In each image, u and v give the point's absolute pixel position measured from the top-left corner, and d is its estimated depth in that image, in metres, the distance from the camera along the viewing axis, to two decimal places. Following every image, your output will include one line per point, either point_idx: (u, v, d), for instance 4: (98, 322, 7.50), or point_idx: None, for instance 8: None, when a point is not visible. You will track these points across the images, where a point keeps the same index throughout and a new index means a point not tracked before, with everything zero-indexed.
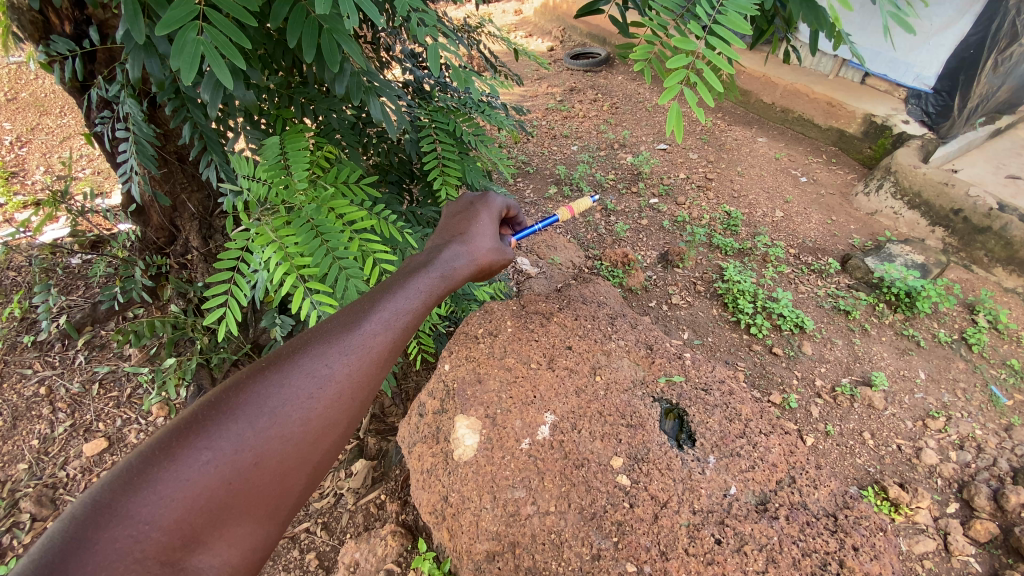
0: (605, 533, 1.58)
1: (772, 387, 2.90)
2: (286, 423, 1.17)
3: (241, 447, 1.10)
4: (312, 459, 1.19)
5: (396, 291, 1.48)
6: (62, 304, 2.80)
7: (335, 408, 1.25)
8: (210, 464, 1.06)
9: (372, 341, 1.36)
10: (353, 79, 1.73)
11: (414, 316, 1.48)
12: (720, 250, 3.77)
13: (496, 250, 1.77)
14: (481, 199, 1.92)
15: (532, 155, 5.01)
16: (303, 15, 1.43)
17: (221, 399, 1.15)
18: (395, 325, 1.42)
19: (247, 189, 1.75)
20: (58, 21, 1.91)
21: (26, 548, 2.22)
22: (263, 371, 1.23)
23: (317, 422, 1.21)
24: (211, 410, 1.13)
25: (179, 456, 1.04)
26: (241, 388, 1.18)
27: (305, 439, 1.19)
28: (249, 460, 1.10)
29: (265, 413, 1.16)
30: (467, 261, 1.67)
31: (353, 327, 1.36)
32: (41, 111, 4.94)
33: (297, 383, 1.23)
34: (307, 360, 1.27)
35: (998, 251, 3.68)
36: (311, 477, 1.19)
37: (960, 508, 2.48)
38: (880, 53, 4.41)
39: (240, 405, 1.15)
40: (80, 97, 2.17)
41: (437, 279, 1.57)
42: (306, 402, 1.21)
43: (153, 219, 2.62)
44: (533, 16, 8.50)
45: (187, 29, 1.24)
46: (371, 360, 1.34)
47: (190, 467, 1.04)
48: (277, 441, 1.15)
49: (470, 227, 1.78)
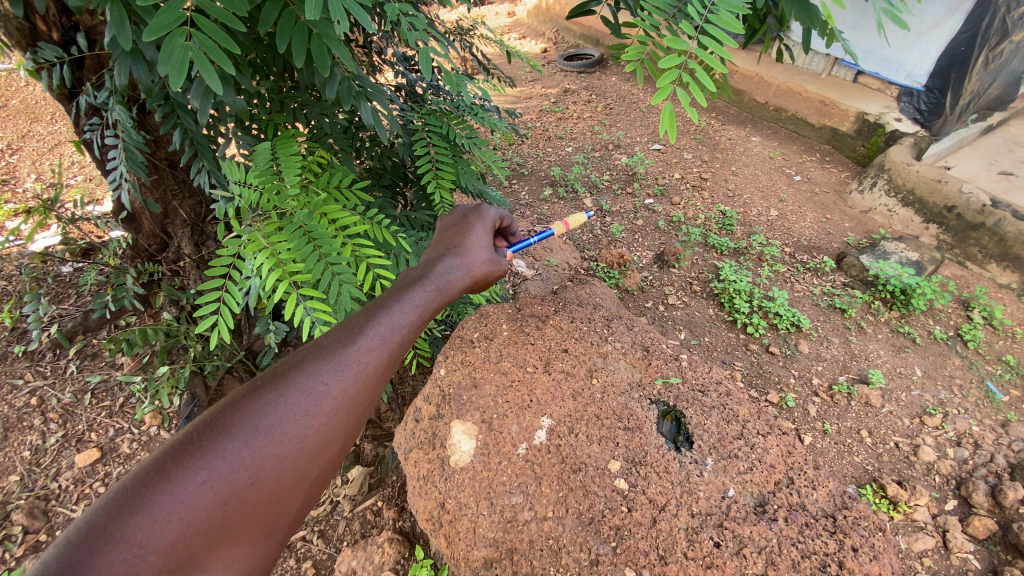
0: (604, 537, 1.57)
1: (770, 386, 2.90)
2: (282, 442, 1.16)
3: (237, 466, 1.09)
4: (310, 476, 1.18)
5: (391, 306, 1.47)
6: (53, 314, 2.79)
7: (332, 424, 1.24)
8: (206, 484, 1.04)
9: (368, 357, 1.35)
10: (343, 84, 1.71)
11: (410, 330, 1.46)
12: (715, 250, 3.77)
13: (492, 261, 1.76)
14: (474, 211, 1.89)
15: (527, 157, 5.00)
16: (292, 20, 1.41)
17: (217, 419, 1.14)
18: (391, 339, 1.41)
19: (239, 195, 1.73)
20: (45, 29, 1.88)
21: (18, 562, 2.19)
22: (259, 390, 1.22)
23: (314, 439, 1.20)
24: (206, 430, 1.12)
25: (174, 477, 1.03)
26: (237, 407, 1.17)
27: (302, 456, 1.17)
28: (246, 479, 1.09)
29: (261, 431, 1.15)
30: (462, 273, 1.65)
31: (348, 343, 1.35)
32: (32, 118, 4.90)
33: (293, 401, 1.21)
34: (303, 378, 1.26)
35: (992, 247, 3.69)
36: (309, 495, 1.18)
37: (958, 505, 2.48)
38: (873, 51, 4.48)
39: (236, 424, 1.14)
40: (68, 105, 2.15)
41: (433, 292, 1.55)
42: (302, 419, 1.20)
43: (144, 226, 2.59)
44: (526, 18, 8.50)
45: (176, 35, 1.23)
46: (367, 376, 1.33)
47: (186, 488, 1.02)
48: (273, 459, 1.13)
49: (464, 239, 1.77)
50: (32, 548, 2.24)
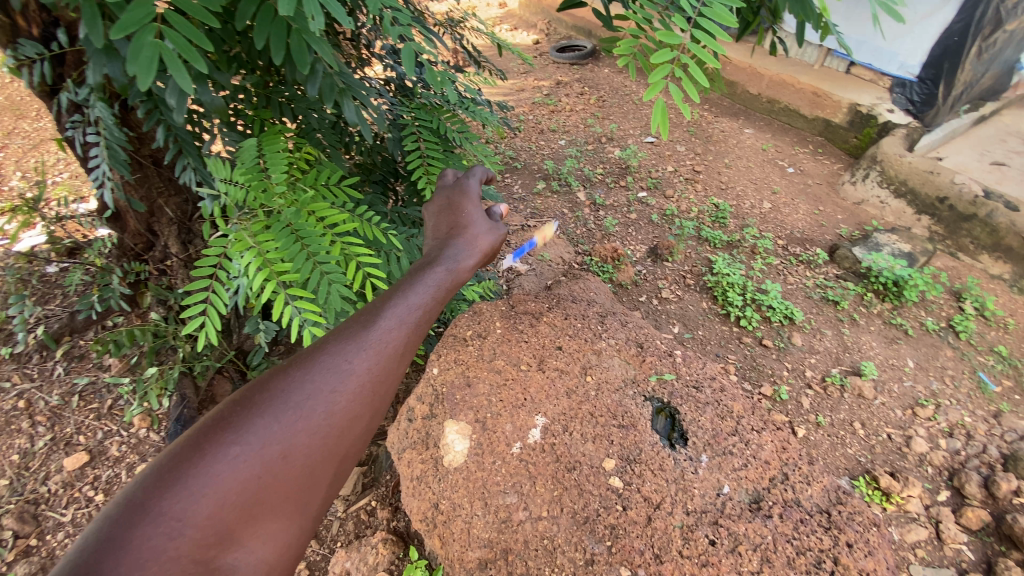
0: (599, 537, 1.57)
1: (763, 379, 2.90)
2: (310, 418, 1.15)
3: (269, 443, 1.09)
4: (338, 452, 1.18)
5: (407, 286, 1.43)
6: (39, 315, 2.74)
7: (358, 401, 1.22)
8: (239, 458, 1.05)
9: (388, 336, 1.32)
10: (325, 80, 1.67)
11: (428, 309, 1.42)
12: (709, 243, 3.76)
13: (499, 236, 1.70)
14: (461, 189, 1.79)
15: (520, 150, 4.96)
16: (270, 16, 1.37)
17: (247, 397, 1.14)
18: (410, 318, 1.37)
19: (225, 193, 1.70)
20: (25, 25, 1.85)
21: (8, 567, 2.16)
22: (285, 370, 1.21)
23: (341, 416, 1.19)
24: (237, 408, 1.12)
25: (207, 453, 1.04)
26: (265, 386, 1.17)
27: (330, 432, 1.16)
28: (276, 455, 1.09)
29: (289, 408, 1.14)
30: (473, 251, 1.60)
31: (368, 322, 1.32)
32: (16, 113, 4.82)
33: (318, 379, 1.20)
34: (327, 357, 1.24)
35: (984, 238, 3.71)
36: (338, 471, 1.18)
37: (951, 495, 2.49)
38: (866, 42, 4.42)
39: (265, 401, 1.14)
40: (50, 101, 2.10)
41: (446, 270, 1.50)
42: (328, 396, 1.19)
43: (129, 225, 2.55)
44: (518, 9, 8.40)
45: (145, 32, 1.18)
46: (390, 353, 1.30)
47: (220, 462, 1.03)
48: (303, 435, 1.13)
49: (464, 217, 1.69)
50: (22, 553, 2.22)
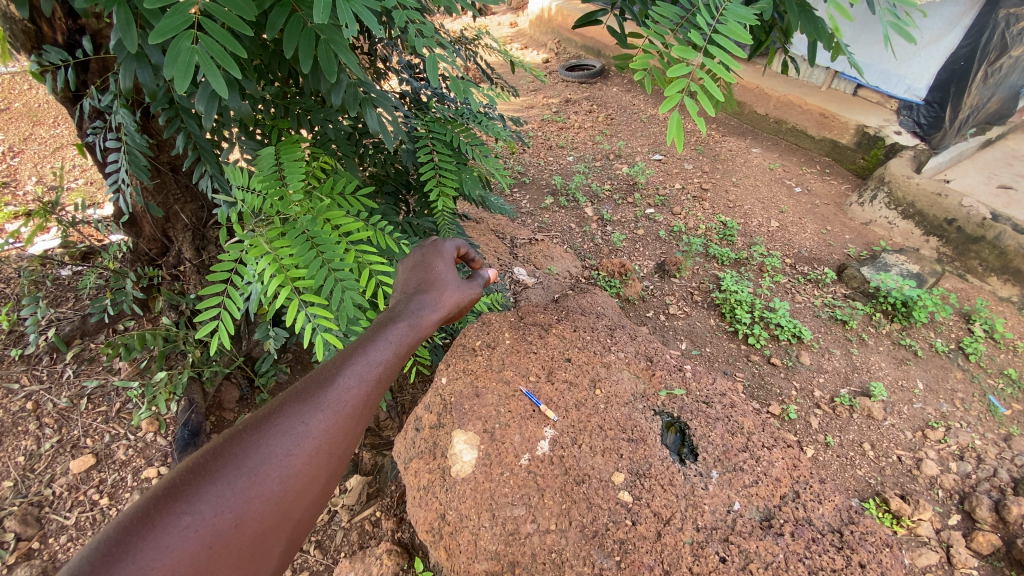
0: (608, 551, 1.55)
1: (771, 398, 2.88)
2: (265, 484, 1.12)
3: (222, 509, 1.05)
4: (292, 517, 1.15)
5: (366, 344, 1.41)
6: (51, 317, 2.79)
7: (314, 464, 1.20)
8: (190, 529, 1.00)
9: (347, 396, 1.30)
10: (349, 91, 1.71)
11: (388, 367, 1.41)
12: (717, 260, 3.76)
13: (464, 292, 1.67)
14: (431, 246, 1.77)
15: (528, 166, 5.02)
16: (299, 26, 1.40)
17: (199, 463, 1.10)
18: (369, 377, 1.36)
19: (242, 200, 1.72)
20: (50, 32, 1.88)
21: (9, 569, 2.14)
22: (239, 433, 1.17)
23: (296, 479, 1.17)
24: (189, 474, 1.07)
25: (158, 523, 0.99)
26: (217, 450, 1.12)
27: (284, 498, 1.14)
28: (229, 522, 1.05)
29: (244, 472, 1.11)
30: (435, 308, 1.57)
31: (326, 382, 1.30)
32: (34, 121, 4.90)
33: (274, 442, 1.17)
34: (283, 419, 1.22)
35: (992, 260, 3.68)
36: (292, 537, 1.15)
37: (962, 520, 2.44)
38: (875, 64, 4.54)
39: (218, 466, 1.10)
40: (71, 108, 2.14)
41: (407, 329, 1.48)
42: (284, 459, 1.16)
43: (145, 231, 2.58)
44: (527, 29, 8.55)
45: (182, 38, 1.21)
46: (349, 414, 1.29)
47: (171, 533, 0.99)
48: (256, 501, 1.10)
49: (431, 274, 1.67)
50: (25, 556, 2.19)
